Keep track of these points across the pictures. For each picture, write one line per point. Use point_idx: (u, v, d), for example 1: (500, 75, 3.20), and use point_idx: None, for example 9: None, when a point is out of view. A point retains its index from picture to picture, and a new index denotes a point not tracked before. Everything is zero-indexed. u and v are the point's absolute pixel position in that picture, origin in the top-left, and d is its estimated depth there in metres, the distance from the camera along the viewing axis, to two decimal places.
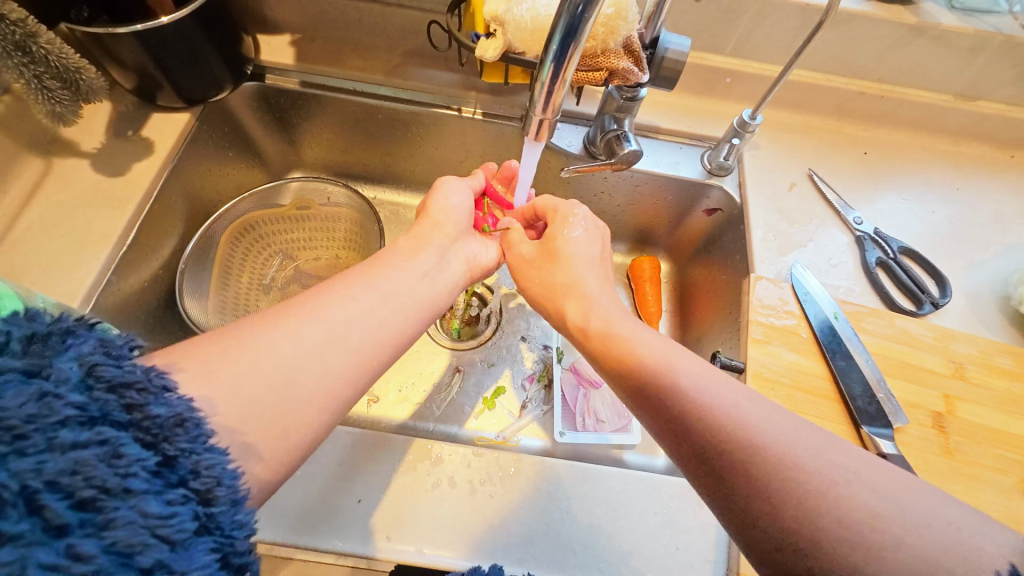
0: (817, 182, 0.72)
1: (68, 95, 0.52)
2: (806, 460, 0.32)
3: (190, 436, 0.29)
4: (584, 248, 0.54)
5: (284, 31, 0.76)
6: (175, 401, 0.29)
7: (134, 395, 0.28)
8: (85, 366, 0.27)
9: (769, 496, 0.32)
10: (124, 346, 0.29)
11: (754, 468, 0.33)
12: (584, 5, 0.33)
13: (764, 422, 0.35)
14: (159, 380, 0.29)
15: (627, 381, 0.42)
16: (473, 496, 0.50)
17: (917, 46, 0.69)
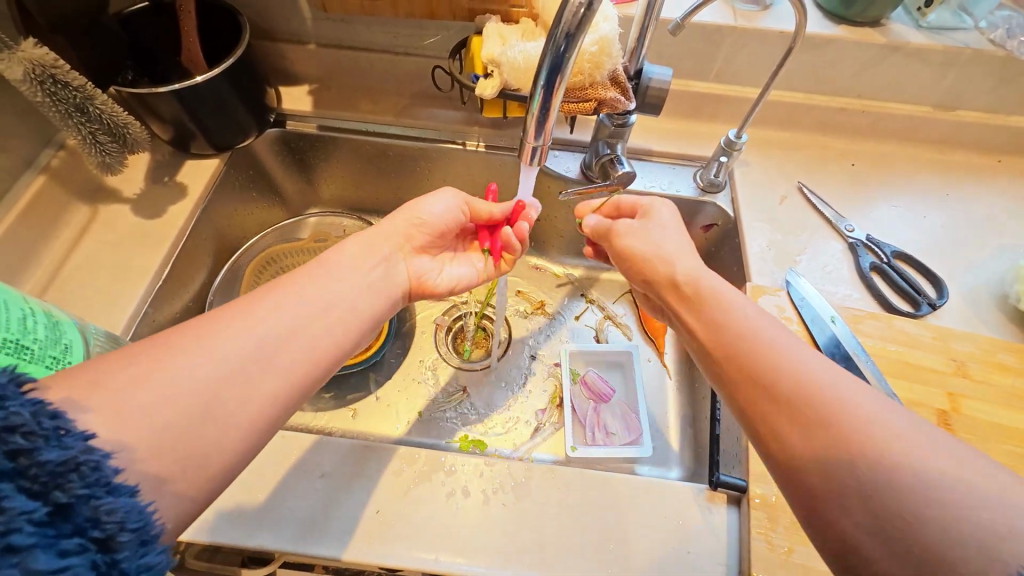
0: (807, 194, 0.75)
1: (116, 148, 0.58)
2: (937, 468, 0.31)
3: (86, 480, 0.29)
4: (664, 229, 0.55)
5: (302, 82, 0.84)
6: (70, 443, 0.29)
7: (19, 441, 0.27)
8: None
9: (889, 507, 0.30)
10: (9, 384, 0.28)
11: (884, 468, 0.31)
12: (565, 44, 0.38)
13: (911, 435, 0.32)
14: (50, 423, 0.29)
15: (732, 356, 0.42)
16: (487, 505, 0.52)
17: (892, 62, 0.73)
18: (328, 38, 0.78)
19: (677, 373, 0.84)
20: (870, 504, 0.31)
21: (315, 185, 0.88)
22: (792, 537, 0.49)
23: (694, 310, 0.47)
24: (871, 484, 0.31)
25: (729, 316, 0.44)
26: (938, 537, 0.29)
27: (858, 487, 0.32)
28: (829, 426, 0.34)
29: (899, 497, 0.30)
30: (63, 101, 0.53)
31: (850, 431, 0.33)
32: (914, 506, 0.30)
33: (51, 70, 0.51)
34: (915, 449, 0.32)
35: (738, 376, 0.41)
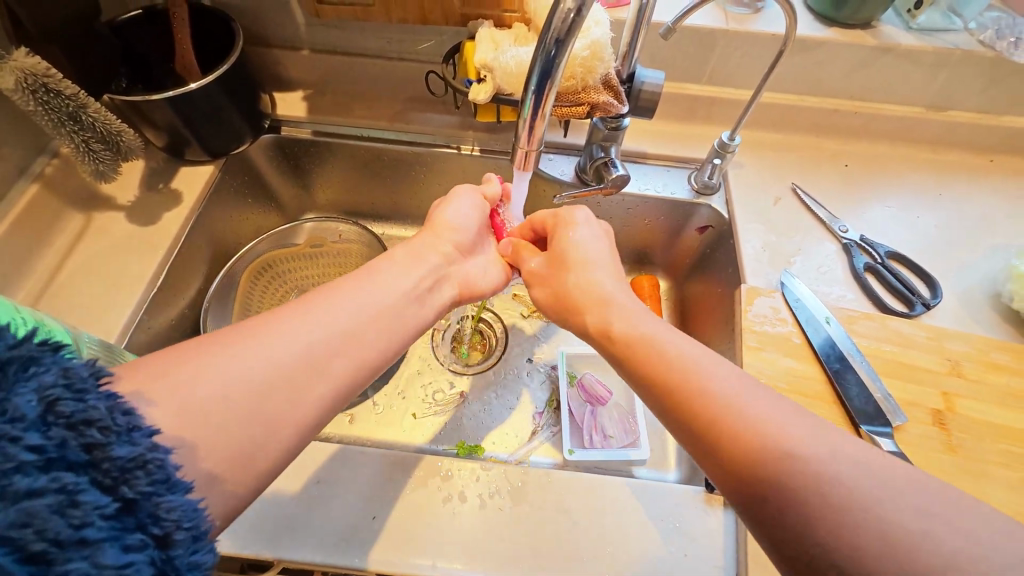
0: (800, 195, 0.75)
1: (110, 155, 0.58)
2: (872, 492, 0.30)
3: (151, 478, 0.28)
4: (592, 247, 0.54)
5: (297, 88, 0.84)
6: (140, 439, 0.28)
7: (95, 435, 0.27)
8: (45, 402, 0.26)
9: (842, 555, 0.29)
10: (88, 378, 0.28)
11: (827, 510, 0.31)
12: (555, 50, 0.38)
13: (839, 463, 0.32)
14: (124, 418, 0.28)
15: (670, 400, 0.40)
16: (484, 509, 0.52)
17: (884, 64, 0.73)
18: (322, 45, 0.78)
19: None
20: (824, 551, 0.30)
21: (310, 190, 0.88)
22: None
23: (622, 351, 0.46)
24: (821, 530, 0.30)
25: (657, 352, 0.43)
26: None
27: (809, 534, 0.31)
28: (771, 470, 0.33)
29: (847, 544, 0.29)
30: (56, 110, 0.52)
31: (789, 473, 0.33)
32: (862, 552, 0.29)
33: (43, 79, 0.50)
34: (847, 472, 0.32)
35: (682, 422, 0.39)
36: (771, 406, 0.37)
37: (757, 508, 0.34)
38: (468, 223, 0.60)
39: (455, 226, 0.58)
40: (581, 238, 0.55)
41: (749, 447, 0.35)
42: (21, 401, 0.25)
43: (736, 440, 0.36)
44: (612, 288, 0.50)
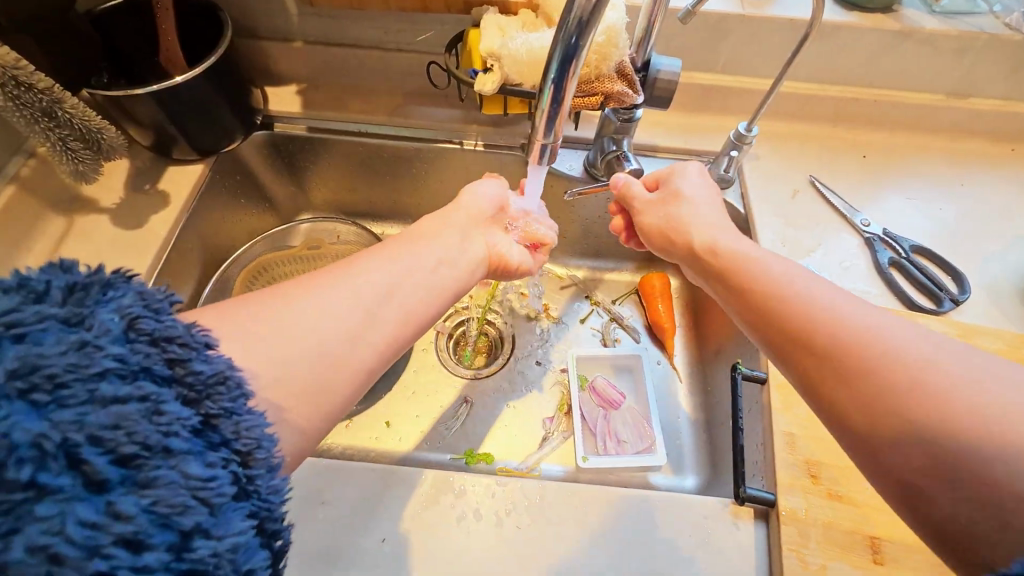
0: (819, 188, 0.72)
1: (90, 154, 0.53)
2: (971, 385, 0.30)
3: (231, 395, 0.29)
4: (702, 192, 0.53)
5: (290, 82, 0.79)
6: (217, 359, 0.30)
7: (176, 350, 0.28)
8: (127, 319, 0.27)
9: (926, 439, 0.30)
10: (164, 300, 0.29)
11: (915, 398, 0.31)
12: (576, 37, 0.35)
13: (943, 360, 0.32)
14: (201, 337, 0.30)
15: (755, 306, 0.42)
16: (500, 527, 0.49)
17: (904, 51, 0.70)
18: (316, 35, 0.74)
19: (688, 378, 0.82)
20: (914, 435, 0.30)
21: (306, 190, 0.85)
22: (825, 553, 0.46)
23: (716, 269, 0.47)
24: (907, 415, 0.31)
25: (749, 263, 0.44)
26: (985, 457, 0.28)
27: (893, 418, 0.32)
28: (859, 364, 0.34)
29: (933, 426, 0.30)
30: (29, 105, 0.48)
31: (880, 368, 0.33)
32: (949, 432, 0.29)
33: (12, 71, 0.46)
34: (949, 366, 0.31)
35: (764, 325, 0.41)
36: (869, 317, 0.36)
37: (834, 383, 0.35)
38: (495, 198, 0.56)
39: (478, 198, 0.54)
40: (689, 184, 0.54)
41: (837, 347, 0.35)
42: (106, 318, 0.27)
43: (821, 333, 0.36)
44: (715, 221, 0.50)
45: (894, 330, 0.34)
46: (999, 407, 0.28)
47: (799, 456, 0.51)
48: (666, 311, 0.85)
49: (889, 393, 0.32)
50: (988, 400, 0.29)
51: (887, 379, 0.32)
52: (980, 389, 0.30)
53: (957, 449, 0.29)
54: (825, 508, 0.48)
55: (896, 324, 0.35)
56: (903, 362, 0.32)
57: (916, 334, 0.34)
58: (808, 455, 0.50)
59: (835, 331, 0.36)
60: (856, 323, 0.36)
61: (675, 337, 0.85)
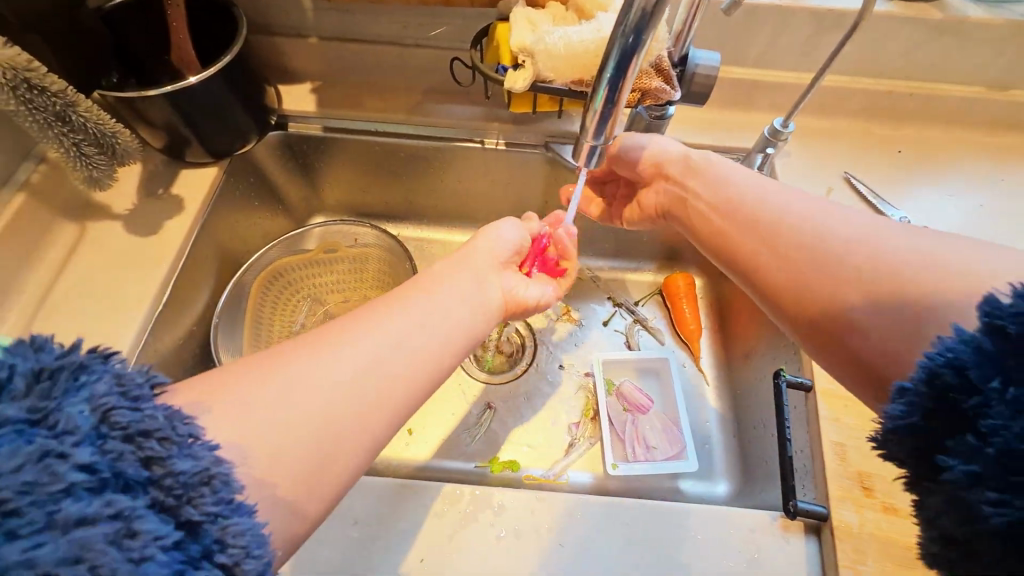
0: (854, 185, 0.70)
1: (105, 160, 0.51)
2: (870, 257, 0.38)
3: (215, 495, 0.27)
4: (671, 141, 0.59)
5: (304, 80, 0.77)
6: (199, 453, 0.27)
7: (154, 448, 0.26)
8: (99, 413, 0.25)
9: (837, 303, 0.39)
10: (144, 385, 0.27)
11: (829, 275, 0.40)
12: (635, 36, 0.32)
13: (858, 242, 0.39)
14: (184, 428, 0.27)
15: (716, 225, 0.50)
16: (543, 546, 0.47)
17: (944, 42, 0.67)
18: (331, 31, 0.71)
19: (716, 380, 0.80)
20: (828, 301, 0.39)
21: (322, 191, 0.83)
22: (883, 570, 0.44)
23: (686, 194, 0.54)
24: (823, 289, 0.40)
25: (714, 188, 0.51)
26: (879, 308, 0.36)
27: (813, 298, 0.40)
28: (793, 257, 0.42)
29: (843, 292, 0.39)
30: (41, 109, 0.45)
31: (810, 259, 0.41)
32: (852, 294, 0.38)
33: (24, 73, 0.43)
34: (861, 247, 0.39)
35: (724, 241, 0.49)
36: (827, 218, 0.43)
37: (774, 274, 0.44)
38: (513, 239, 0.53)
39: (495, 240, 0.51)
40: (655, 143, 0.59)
41: (778, 245, 0.44)
42: (75, 413, 0.25)
43: (768, 235, 0.45)
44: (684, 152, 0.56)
45: (844, 224, 0.42)
46: (903, 263, 0.37)
47: (851, 468, 0.49)
48: (691, 312, 0.83)
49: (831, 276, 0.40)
50: (880, 266, 0.37)
51: (814, 267, 0.41)
52: (880, 257, 0.38)
53: (856, 306, 0.38)
54: (882, 522, 0.46)
55: (826, 221, 0.42)
56: (853, 259, 0.39)
57: (841, 226, 0.41)
58: (860, 466, 0.48)
59: (777, 233, 0.44)
60: (792, 226, 0.44)
61: (701, 339, 0.83)
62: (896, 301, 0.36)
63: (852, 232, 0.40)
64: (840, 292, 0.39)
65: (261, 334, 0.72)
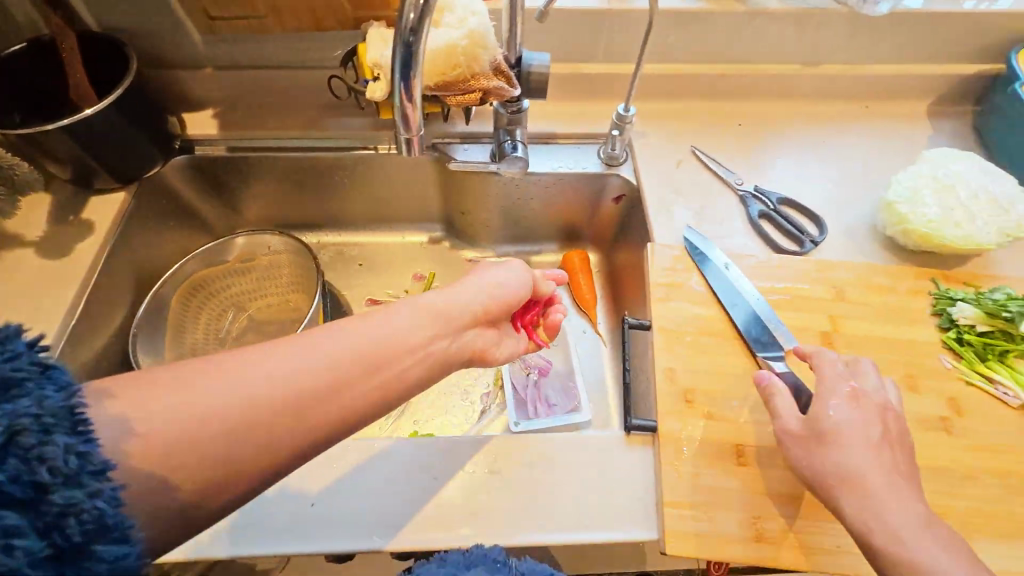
0: (699, 156, 0.81)
1: (5, 191, 0.57)
2: (883, 515, 0.45)
3: (82, 526, 0.29)
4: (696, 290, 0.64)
5: (205, 106, 0.83)
6: (90, 483, 0.29)
7: (44, 475, 0.28)
8: (10, 430, 0.28)
9: (852, 514, 0.46)
10: (63, 405, 0.30)
11: (851, 505, 0.46)
12: (412, 37, 0.41)
13: (858, 452, 0.47)
14: (77, 459, 0.29)
15: (764, 395, 0.53)
16: (421, 482, 0.54)
17: (756, 28, 0.79)
18: (223, 60, 0.78)
19: (611, 341, 0.90)
20: (857, 529, 0.46)
21: (236, 207, 0.89)
22: (700, 464, 0.53)
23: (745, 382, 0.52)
24: (846, 503, 0.46)
25: (735, 361, 0.54)
26: (900, 557, 0.44)
27: (841, 507, 0.46)
28: (778, 438, 0.51)
29: (863, 523, 0.45)
30: None
31: (845, 486, 0.47)
32: (877, 537, 0.45)
33: None
34: (864, 457, 0.47)
35: (786, 444, 0.50)
36: (868, 431, 0.49)
37: (805, 464, 0.49)
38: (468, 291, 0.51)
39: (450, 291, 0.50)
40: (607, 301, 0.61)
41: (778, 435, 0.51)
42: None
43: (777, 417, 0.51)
44: (733, 329, 0.57)
45: (851, 440, 0.48)
46: (895, 537, 0.44)
47: (679, 386, 0.58)
48: (586, 283, 0.92)
49: (855, 495, 0.46)
50: (896, 535, 0.44)
51: (810, 465, 0.48)
52: (885, 537, 0.44)
53: (878, 547, 0.45)
54: (701, 426, 0.55)
55: (850, 433, 0.48)
56: (896, 533, 0.44)
57: (869, 451, 0.47)
58: (686, 384, 0.58)
59: (807, 421, 0.50)
60: (835, 449, 0.48)
61: (597, 306, 0.92)
62: (898, 566, 0.44)
63: (869, 475, 0.46)
64: (850, 462, 0.47)
65: (184, 343, 0.78)
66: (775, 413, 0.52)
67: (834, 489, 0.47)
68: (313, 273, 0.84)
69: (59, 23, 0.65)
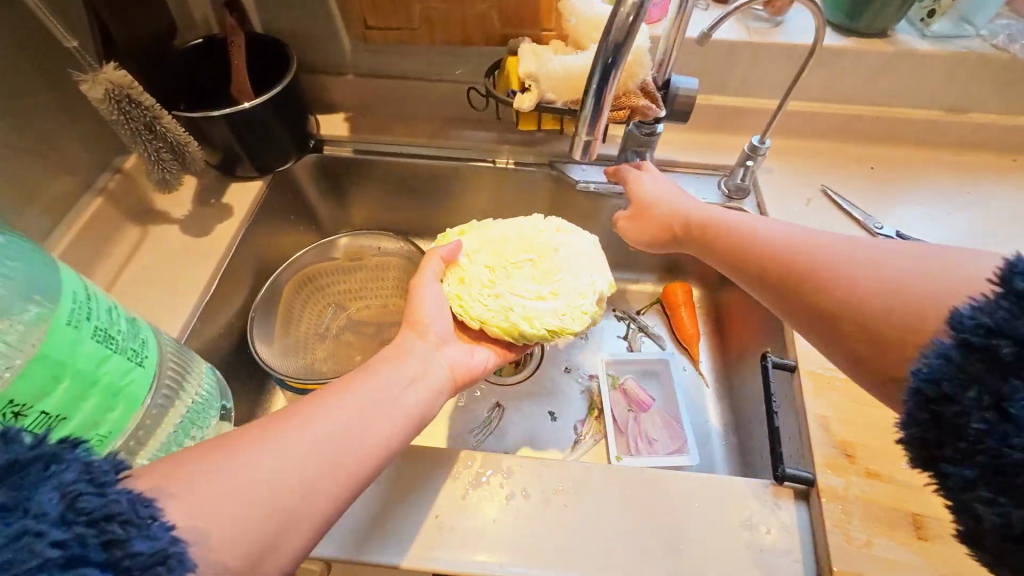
0: (832, 195, 0.77)
1: (176, 165, 0.60)
2: (875, 263, 0.40)
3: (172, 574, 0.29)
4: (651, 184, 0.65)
5: (339, 110, 0.88)
6: (158, 532, 0.30)
7: (117, 530, 0.29)
8: (67, 497, 0.29)
9: (867, 325, 0.39)
10: (110, 470, 0.31)
11: (861, 292, 0.40)
12: (615, 55, 0.41)
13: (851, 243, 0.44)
14: (144, 509, 0.30)
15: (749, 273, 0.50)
16: (549, 507, 0.51)
17: (904, 70, 0.76)
18: (365, 68, 0.83)
19: (715, 382, 0.85)
20: (866, 325, 0.39)
21: (348, 208, 0.92)
22: (869, 529, 0.47)
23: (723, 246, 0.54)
24: (871, 313, 0.39)
25: (738, 230, 0.53)
26: (908, 309, 0.37)
27: (844, 292, 0.41)
28: (796, 270, 0.45)
29: (884, 310, 0.38)
30: (134, 120, 0.55)
31: (844, 281, 0.41)
32: (889, 298, 0.38)
33: (127, 91, 0.53)
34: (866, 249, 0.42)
35: (784, 284, 0.46)
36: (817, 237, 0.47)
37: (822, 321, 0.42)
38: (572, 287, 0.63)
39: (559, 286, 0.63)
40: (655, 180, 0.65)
41: (795, 280, 0.45)
42: (44, 498, 0.28)
43: (780, 262, 0.47)
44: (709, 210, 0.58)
45: (879, 254, 0.41)
46: (910, 279, 0.38)
47: (835, 437, 0.52)
48: (690, 318, 0.88)
49: (869, 297, 0.40)
50: (912, 287, 0.38)
51: (814, 288, 0.43)
52: (927, 281, 0.37)
53: (889, 326, 0.38)
54: (866, 487, 0.49)
55: (857, 256, 0.42)
56: (906, 284, 0.38)
57: (868, 249, 0.42)
58: (845, 436, 0.52)
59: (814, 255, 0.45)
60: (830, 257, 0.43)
61: (700, 343, 0.87)
62: (920, 313, 0.37)
63: (871, 252, 0.41)
64: (877, 297, 0.39)
65: (290, 333, 0.79)
66: (713, 242, 0.56)
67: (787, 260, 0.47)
68: None
69: (233, 24, 0.70)
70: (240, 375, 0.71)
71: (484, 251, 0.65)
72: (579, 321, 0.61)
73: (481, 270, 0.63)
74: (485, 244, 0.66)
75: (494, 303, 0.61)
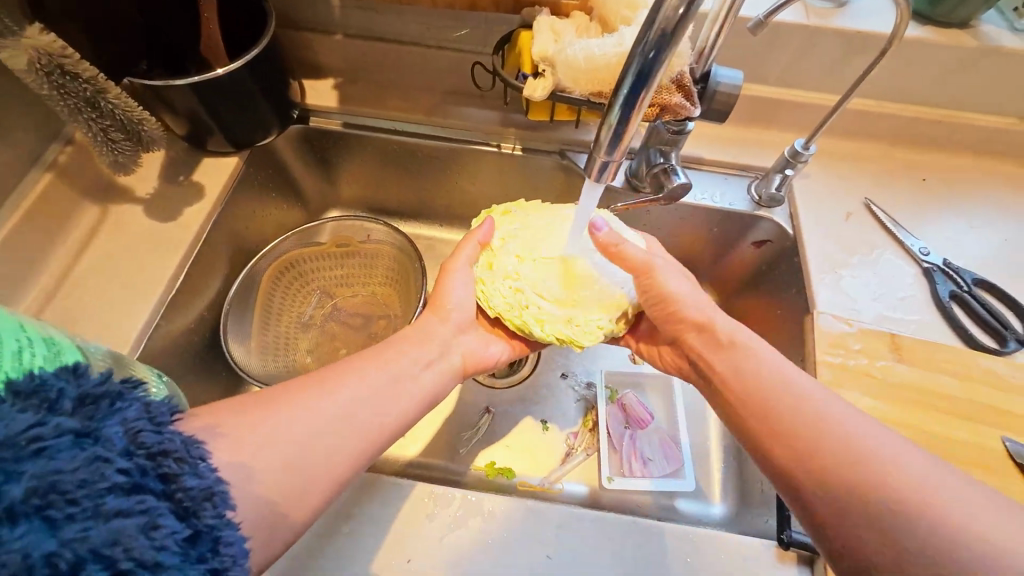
0: (875, 211, 0.69)
1: (130, 146, 0.52)
2: (864, 442, 0.38)
3: (217, 510, 0.30)
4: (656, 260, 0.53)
5: (327, 75, 0.78)
6: (207, 472, 0.31)
7: (172, 465, 0.29)
8: (130, 432, 0.28)
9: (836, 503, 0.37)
10: (166, 412, 0.31)
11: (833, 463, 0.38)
12: (656, 51, 0.32)
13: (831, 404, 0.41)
14: (195, 451, 0.31)
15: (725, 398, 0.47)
16: (530, 557, 0.47)
17: (982, 68, 0.65)
18: (356, 29, 0.72)
19: None
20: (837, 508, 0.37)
21: (337, 185, 0.84)
22: None
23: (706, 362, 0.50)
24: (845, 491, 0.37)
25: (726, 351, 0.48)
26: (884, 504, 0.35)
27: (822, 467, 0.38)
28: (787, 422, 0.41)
29: (862, 492, 0.36)
30: (72, 94, 0.47)
31: (828, 452, 0.39)
32: (870, 490, 0.36)
33: (59, 59, 0.45)
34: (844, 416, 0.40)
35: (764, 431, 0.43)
36: (787, 375, 0.44)
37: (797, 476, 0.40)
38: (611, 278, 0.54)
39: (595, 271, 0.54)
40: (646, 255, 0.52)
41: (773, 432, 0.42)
42: (113, 431, 0.28)
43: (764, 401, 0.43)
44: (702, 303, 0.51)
45: (845, 415, 0.40)
46: (873, 457, 0.37)
47: None
48: None
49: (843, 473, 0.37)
50: (888, 471, 0.36)
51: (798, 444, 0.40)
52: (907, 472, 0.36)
53: (866, 511, 0.36)
54: None
55: (846, 420, 0.40)
56: (881, 468, 0.36)
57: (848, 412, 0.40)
58: None
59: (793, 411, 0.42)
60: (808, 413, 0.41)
61: None
62: (898, 510, 0.35)
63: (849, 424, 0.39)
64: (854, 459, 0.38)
65: (270, 326, 0.73)
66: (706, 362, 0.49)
67: (770, 411, 0.43)
68: (411, 273, 0.77)
69: None
70: (212, 371, 0.67)
71: (519, 238, 0.57)
72: (591, 335, 0.54)
73: (512, 258, 0.57)
74: (524, 229, 0.59)
75: (514, 297, 0.55)
